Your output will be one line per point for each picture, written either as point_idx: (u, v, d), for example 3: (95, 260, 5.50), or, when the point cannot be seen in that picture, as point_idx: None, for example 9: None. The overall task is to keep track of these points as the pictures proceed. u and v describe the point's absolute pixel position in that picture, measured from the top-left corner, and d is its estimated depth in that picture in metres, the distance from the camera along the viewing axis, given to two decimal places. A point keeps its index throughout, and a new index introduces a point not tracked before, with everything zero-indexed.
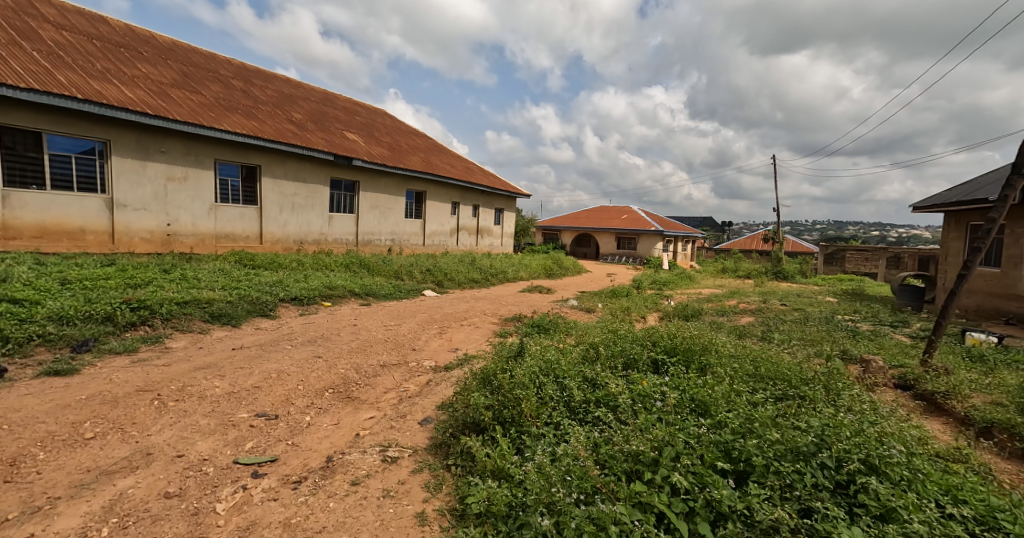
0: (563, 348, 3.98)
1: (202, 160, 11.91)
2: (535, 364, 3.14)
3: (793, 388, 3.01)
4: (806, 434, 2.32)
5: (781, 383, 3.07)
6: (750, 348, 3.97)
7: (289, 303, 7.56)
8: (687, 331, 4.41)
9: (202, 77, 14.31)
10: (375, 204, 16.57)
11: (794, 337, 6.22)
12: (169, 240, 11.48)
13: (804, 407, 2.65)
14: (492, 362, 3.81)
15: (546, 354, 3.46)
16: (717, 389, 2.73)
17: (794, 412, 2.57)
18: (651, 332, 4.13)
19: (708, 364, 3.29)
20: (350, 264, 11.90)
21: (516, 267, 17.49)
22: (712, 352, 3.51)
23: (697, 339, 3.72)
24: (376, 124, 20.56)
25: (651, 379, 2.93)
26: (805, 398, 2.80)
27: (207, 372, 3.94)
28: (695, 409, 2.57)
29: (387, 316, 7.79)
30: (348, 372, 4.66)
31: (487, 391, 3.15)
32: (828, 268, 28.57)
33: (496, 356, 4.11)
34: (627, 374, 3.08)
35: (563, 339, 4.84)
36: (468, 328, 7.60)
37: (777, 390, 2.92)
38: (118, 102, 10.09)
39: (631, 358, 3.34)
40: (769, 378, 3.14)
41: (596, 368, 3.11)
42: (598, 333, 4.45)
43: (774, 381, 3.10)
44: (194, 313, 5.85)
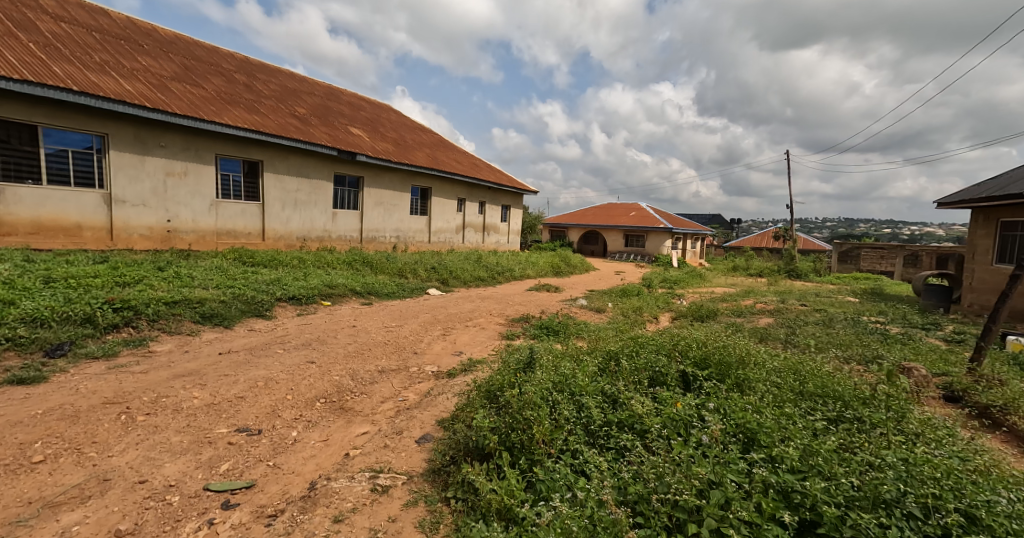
0: (577, 357, 3.61)
1: (203, 155, 11.63)
2: (547, 378, 2.77)
3: (849, 409, 2.61)
4: (881, 473, 1.94)
5: (834, 403, 2.67)
6: (788, 358, 3.57)
7: (286, 303, 7.24)
8: (715, 339, 4.01)
9: (204, 71, 14.04)
10: (380, 201, 16.25)
11: (822, 342, 5.79)
12: (169, 236, 11.22)
13: (869, 436, 2.26)
14: (499, 373, 3.45)
15: (560, 366, 3.08)
16: (764, 413, 2.34)
17: (860, 443, 2.18)
18: (678, 339, 3.75)
19: (745, 379, 2.90)
20: (352, 262, 11.58)
21: (523, 265, 17.11)
22: (749, 364, 3.12)
23: (730, 349, 3.33)
24: (381, 119, 20.24)
25: (683, 398, 2.55)
26: (867, 424, 2.41)
27: (187, 381, 3.61)
28: (740, 438, 2.20)
29: (388, 316, 7.45)
30: (343, 379, 4.33)
31: (492, 410, 2.78)
32: (843, 266, 27.94)
33: (505, 365, 3.74)
34: (654, 391, 2.70)
35: (578, 346, 4.47)
36: (473, 330, 7.25)
37: (832, 413, 2.53)
38: (115, 94, 9.81)
39: (657, 371, 2.96)
40: (819, 398, 2.75)
41: (618, 383, 2.73)
42: (616, 340, 4.07)
43: (825, 401, 2.71)
44: (184, 313, 5.54)
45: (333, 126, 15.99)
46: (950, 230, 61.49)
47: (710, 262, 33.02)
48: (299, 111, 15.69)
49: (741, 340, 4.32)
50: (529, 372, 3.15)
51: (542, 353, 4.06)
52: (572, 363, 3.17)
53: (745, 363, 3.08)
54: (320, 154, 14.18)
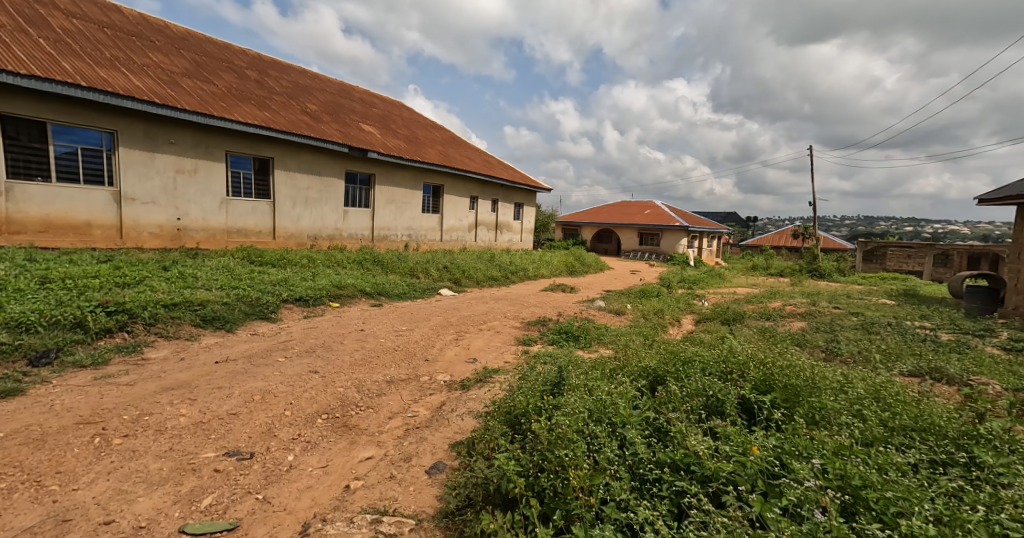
0: (609, 374, 3.21)
1: (213, 152, 11.41)
2: (583, 403, 2.38)
3: (957, 454, 2.19)
4: None
5: (938, 446, 2.25)
6: (858, 377, 3.14)
7: (293, 305, 6.94)
8: (765, 353, 3.59)
9: (215, 67, 13.84)
10: (392, 198, 15.96)
11: (868, 353, 5.33)
12: (179, 235, 11.03)
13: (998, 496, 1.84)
14: (522, 390, 3.06)
15: (597, 386, 2.69)
16: (860, 463, 1.93)
17: (990, 508, 1.77)
18: (728, 353, 3.33)
19: (821, 408, 2.47)
20: (363, 261, 11.28)
21: (538, 264, 16.70)
22: (820, 388, 2.69)
23: (795, 369, 2.91)
24: (392, 116, 19.94)
25: (750, 435, 2.15)
26: (990, 479, 1.99)
27: (176, 395, 3.28)
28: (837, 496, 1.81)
29: (399, 319, 7.10)
30: (348, 392, 3.99)
31: (516, 442, 2.40)
32: (868, 265, 27.03)
33: (528, 380, 3.36)
34: (711, 424, 2.30)
35: (604, 359, 4.09)
36: (487, 334, 6.88)
37: (937, 461, 2.12)
38: (124, 90, 9.59)
39: (712, 396, 2.54)
40: (913, 437, 2.33)
41: (667, 414, 2.34)
42: (655, 352, 3.66)
43: (926, 443, 2.29)
44: (184, 316, 5.23)
45: (345, 123, 15.72)
46: (974, 227, 59.75)
47: (728, 262, 32.27)
48: (310, 107, 15.46)
49: (790, 353, 3.90)
50: (560, 390, 2.75)
51: (570, 367, 3.68)
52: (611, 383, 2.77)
53: (817, 388, 2.65)
54: (331, 151, 13.91)
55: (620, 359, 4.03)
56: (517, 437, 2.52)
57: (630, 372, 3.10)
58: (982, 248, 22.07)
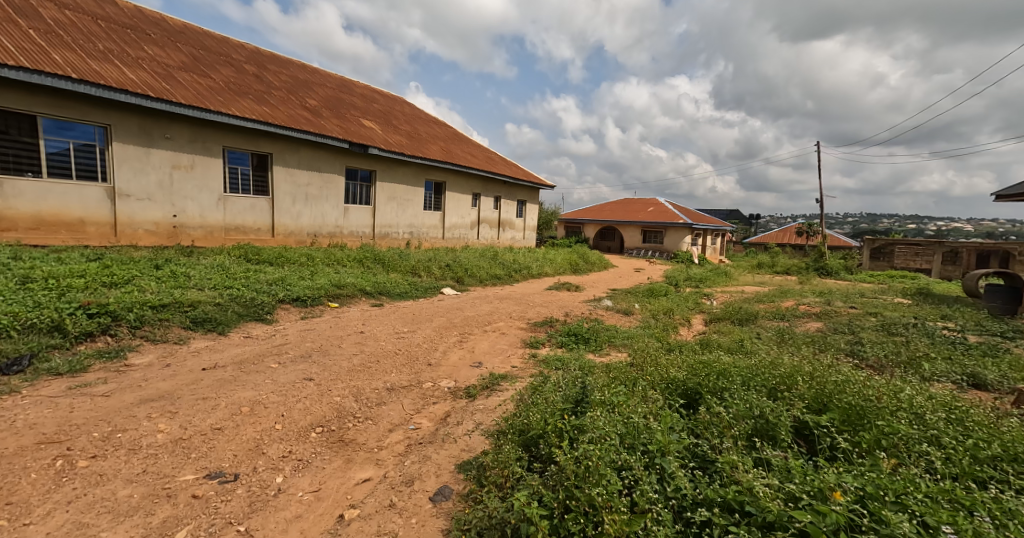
0: (639, 385, 2.95)
1: (210, 148, 11.12)
2: (614, 427, 2.14)
3: None
4: None
5: None
6: (921, 391, 2.83)
7: (290, 305, 6.65)
8: (809, 363, 3.28)
9: (213, 61, 13.54)
10: (393, 196, 15.68)
11: (898, 359, 5.02)
12: (175, 233, 10.75)
13: None
14: (543, 400, 2.80)
15: (631, 404, 2.42)
16: (949, 510, 1.65)
17: None
18: (772, 364, 3.04)
19: (892, 433, 2.18)
20: (364, 259, 11.00)
21: (542, 262, 16.40)
22: (886, 407, 2.39)
23: (855, 385, 2.60)
24: (393, 111, 19.62)
25: (812, 470, 1.89)
26: None
27: (154, 408, 2.98)
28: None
29: (400, 320, 6.81)
30: (345, 402, 3.69)
31: (539, 471, 2.18)
32: (875, 263, 26.69)
33: (547, 391, 3.08)
34: (765, 454, 2.04)
35: (625, 367, 3.80)
36: (493, 336, 6.59)
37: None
38: (117, 83, 9.30)
39: (762, 417, 2.27)
40: (1005, 469, 2.02)
41: (712, 443, 2.09)
42: (687, 360, 3.38)
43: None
44: (173, 318, 4.93)
45: (346, 119, 15.42)
46: (980, 224, 59.23)
47: (733, 259, 31.92)
48: (310, 102, 15.15)
49: (829, 362, 3.60)
50: (587, 407, 2.50)
51: (593, 378, 3.40)
52: (646, 401, 2.50)
53: (883, 409, 2.35)
54: (332, 147, 13.60)
55: (643, 369, 3.74)
56: (540, 464, 2.26)
57: (666, 385, 2.83)
58: (992, 245, 21.68)
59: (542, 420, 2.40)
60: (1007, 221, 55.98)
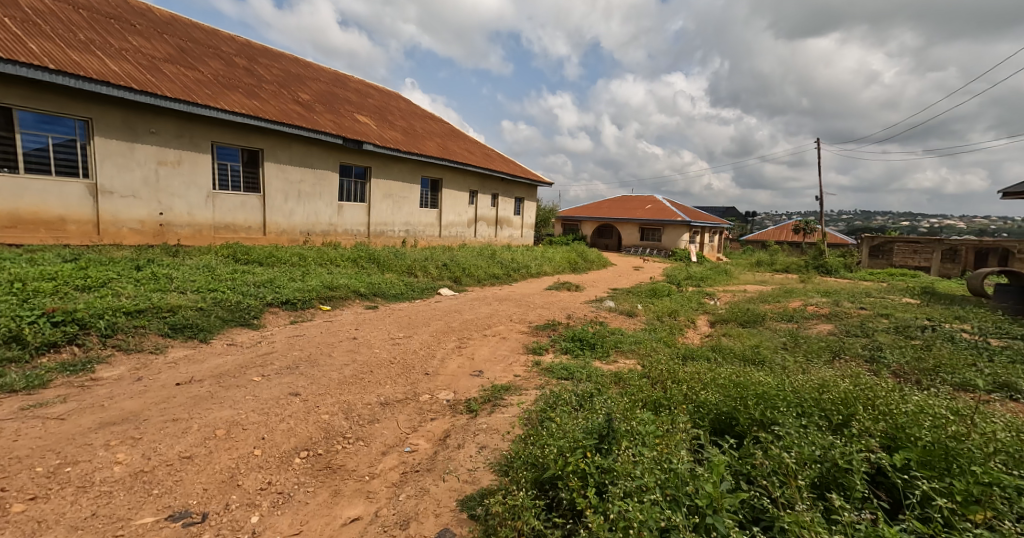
0: (672, 410, 2.65)
1: (198, 143, 10.71)
2: (654, 474, 1.85)
3: None
4: None
5: None
6: (998, 419, 2.50)
7: (279, 309, 6.29)
8: (863, 382, 2.95)
9: (201, 53, 13.10)
10: (389, 193, 15.30)
11: (925, 370, 4.74)
12: (162, 231, 10.35)
13: None
14: (561, 427, 2.50)
15: (671, 444, 2.10)
16: None
17: None
18: (822, 387, 2.71)
19: (992, 483, 1.84)
20: (358, 259, 10.65)
21: (540, 260, 16.06)
22: (977, 447, 2.05)
23: (929, 417, 2.28)
24: (389, 107, 19.23)
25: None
26: None
27: (112, 435, 2.63)
28: None
29: (396, 324, 6.47)
30: (333, 420, 3.35)
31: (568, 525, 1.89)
32: (874, 261, 26.50)
33: (563, 416, 2.76)
34: (839, 512, 1.72)
35: (644, 383, 3.49)
36: (493, 341, 6.28)
37: None
38: (98, 74, 8.89)
39: (827, 458, 1.95)
40: None
41: (776, 499, 1.78)
42: (719, 377, 3.07)
43: None
44: (150, 325, 4.57)
45: (340, 114, 15.02)
46: (976, 221, 59.21)
47: (732, 257, 31.70)
48: (303, 97, 14.73)
49: (871, 379, 3.30)
50: (617, 443, 2.19)
51: (614, 397, 3.08)
52: (686, 438, 2.19)
53: (977, 452, 2.00)
54: (325, 143, 13.22)
55: (665, 386, 3.43)
56: (565, 516, 1.95)
57: (701, 413, 2.51)
58: (992, 242, 21.55)
59: (564, 459, 2.09)
60: (1003, 219, 56.01)
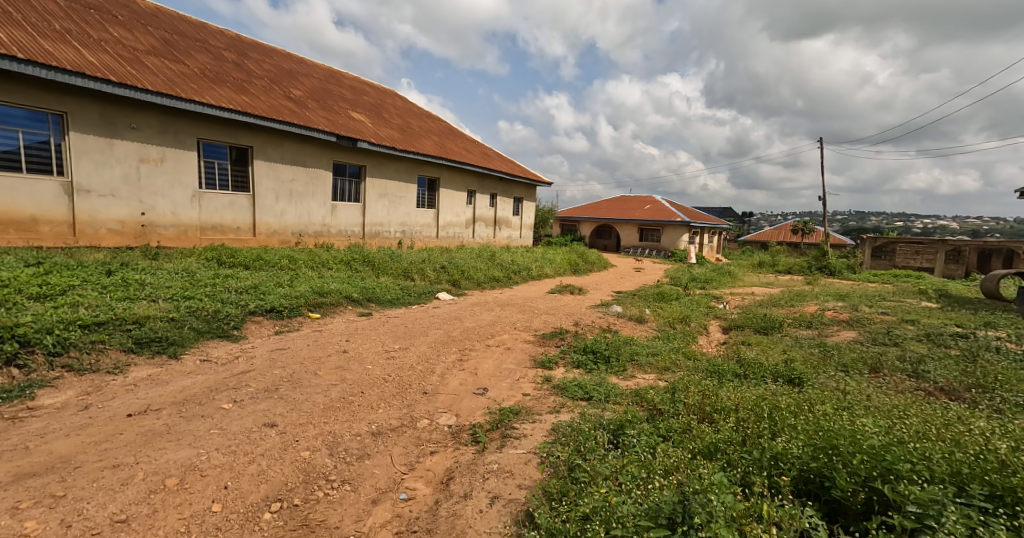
0: (745, 466, 2.07)
1: (183, 139, 10.12)
2: None
3: None
4: None
5: None
6: None
7: (263, 317, 5.74)
8: (991, 431, 2.28)
9: (188, 46, 12.50)
10: (384, 193, 14.75)
11: (981, 389, 4.27)
12: (144, 232, 9.76)
13: None
14: (603, 494, 1.97)
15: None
16: None
17: None
18: (950, 441, 2.06)
19: None
20: (351, 261, 10.10)
21: (541, 262, 15.55)
22: None
23: None
24: (385, 104, 18.69)
25: None
26: None
27: (24, 498, 2.08)
28: None
29: (391, 334, 5.94)
30: (314, 459, 2.80)
31: None
32: (877, 262, 26.02)
33: (602, 474, 2.22)
34: None
35: (685, 417, 2.93)
36: (497, 352, 5.78)
37: None
38: (72, 65, 8.29)
39: None
40: None
41: None
42: (786, 413, 2.51)
43: None
44: (110, 339, 4.01)
45: (334, 111, 14.46)
46: (972, 221, 59.19)
47: (732, 258, 31.28)
48: (294, 93, 14.17)
49: (960, 414, 2.77)
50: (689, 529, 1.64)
51: (658, 443, 2.52)
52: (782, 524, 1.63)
53: None
54: (318, 140, 12.65)
55: (711, 421, 2.89)
56: None
57: (786, 472, 1.94)
58: (998, 243, 21.26)
59: None
60: (1000, 219, 56.06)
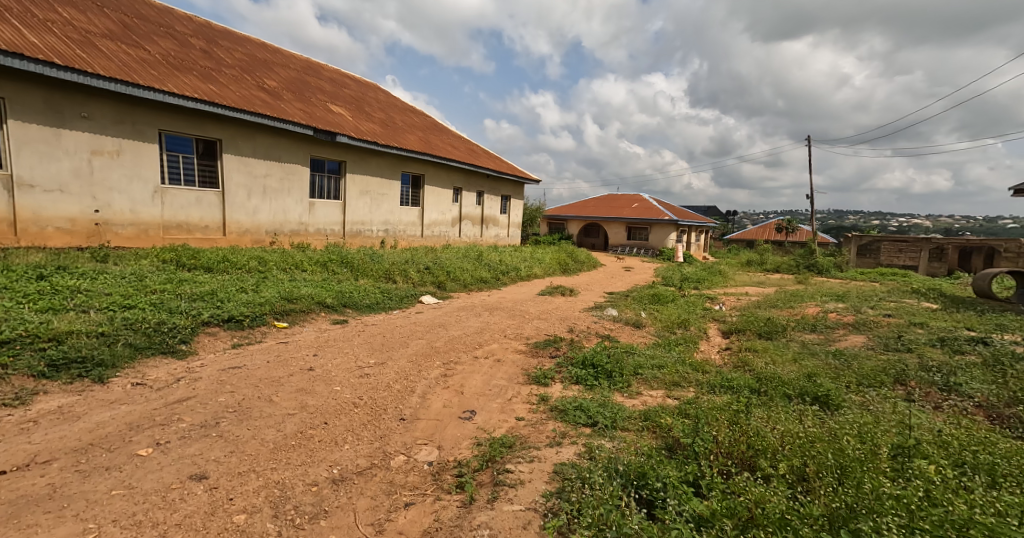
0: None
1: (143, 131, 9.29)
2: None
3: None
4: None
5: None
6: None
7: (219, 328, 5.04)
8: None
9: (150, 31, 11.61)
10: (366, 189, 14.00)
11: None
12: (98, 231, 8.91)
13: None
14: None
15: None
16: None
17: None
18: None
19: None
20: (328, 263, 9.39)
21: (530, 262, 14.95)
22: None
23: None
24: (366, 98, 17.90)
25: None
26: None
27: None
28: None
29: (367, 346, 5.28)
30: (251, 525, 2.16)
31: None
32: (862, 261, 25.68)
33: None
34: None
35: (726, 465, 2.40)
36: (486, 366, 5.16)
37: None
38: (11, 45, 7.43)
39: None
40: None
41: None
42: (874, 476, 1.97)
43: None
44: (14, 363, 3.35)
45: (311, 104, 13.66)
46: (949, 218, 60.21)
47: (720, 256, 31.09)
48: (269, 83, 13.35)
49: None
50: None
51: (705, 513, 1.94)
52: None
53: None
54: (294, 133, 11.86)
55: (758, 470, 2.35)
56: None
57: None
58: (980, 241, 21.69)
59: None
60: (974, 217, 57.41)
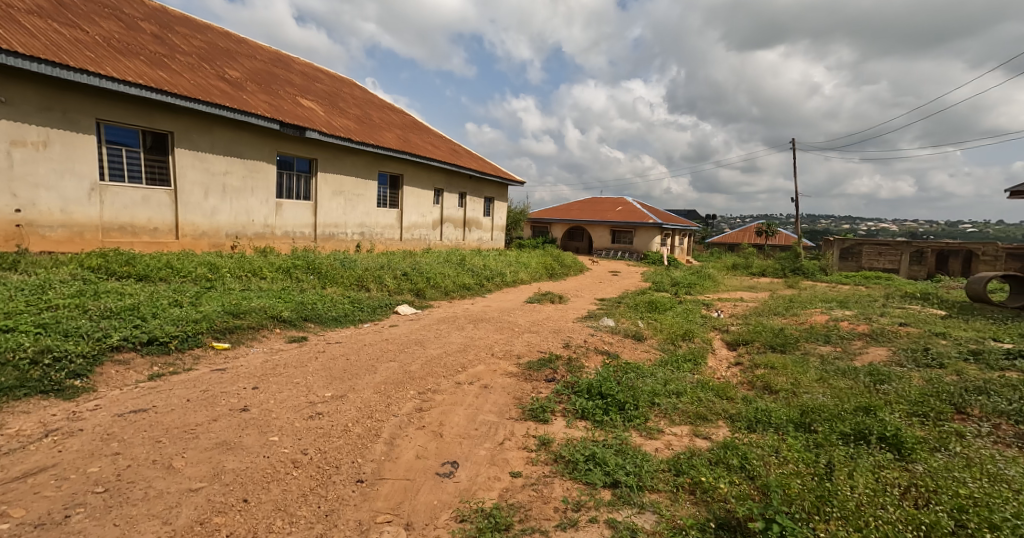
0: None
1: (76, 119, 8.10)
2: None
3: None
4: None
5: None
6: None
7: (136, 351, 4.02)
8: None
9: (91, 11, 10.39)
10: (339, 190, 12.93)
11: None
12: (20, 233, 7.70)
13: None
14: None
15: None
16: None
17: None
18: None
19: None
20: (291, 269, 8.35)
21: (515, 267, 14.07)
22: None
23: None
24: (341, 92, 16.84)
25: None
26: None
27: None
28: None
29: (325, 374, 4.29)
30: None
31: None
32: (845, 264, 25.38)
33: None
34: None
35: None
36: (472, 394, 4.23)
37: None
38: None
39: None
40: None
41: None
42: None
43: None
44: None
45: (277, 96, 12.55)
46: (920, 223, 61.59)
47: (706, 260, 30.67)
48: (230, 73, 12.21)
49: None
50: None
51: None
52: None
53: None
54: (257, 127, 10.75)
55: None
56: None
57: None
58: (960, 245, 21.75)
59: None
60: (941, 223, 59.03)
